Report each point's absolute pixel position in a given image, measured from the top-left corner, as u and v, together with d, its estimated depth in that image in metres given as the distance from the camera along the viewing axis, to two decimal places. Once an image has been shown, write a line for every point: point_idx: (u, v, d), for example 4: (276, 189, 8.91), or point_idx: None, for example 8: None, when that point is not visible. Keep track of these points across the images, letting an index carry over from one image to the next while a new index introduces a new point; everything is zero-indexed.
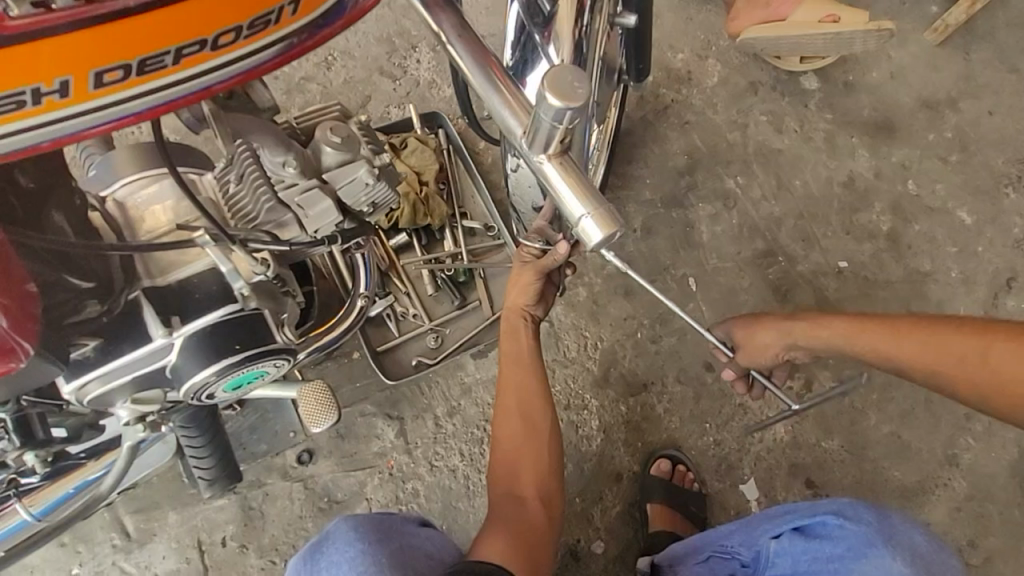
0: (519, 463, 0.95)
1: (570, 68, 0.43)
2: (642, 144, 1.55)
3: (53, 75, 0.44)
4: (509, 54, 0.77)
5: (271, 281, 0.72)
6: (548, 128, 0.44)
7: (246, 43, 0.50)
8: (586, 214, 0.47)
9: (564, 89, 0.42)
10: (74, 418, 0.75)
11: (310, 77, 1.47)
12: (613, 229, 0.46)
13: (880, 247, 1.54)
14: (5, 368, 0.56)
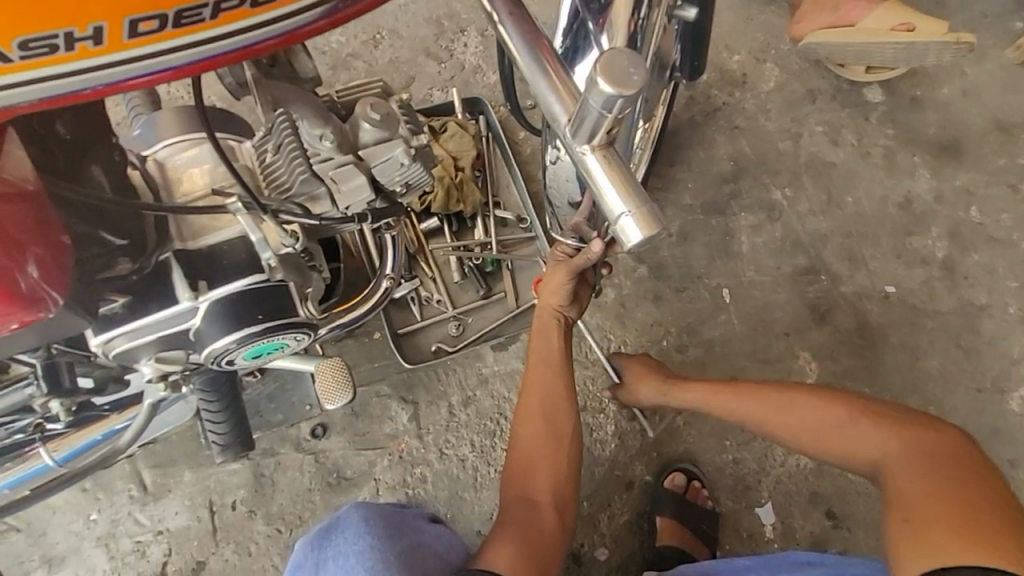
0: (536, 464, 0.92)
1: (626, 53, 0.41)
2: (687, 146, 1.49)
3: (87, 20, 0.44)
4: (560, 40, 0.75)
5: (298, 254, 0.72)
6: (596, 116, 0.43)
7: (282, 4, 0.49)
8: (627, 212, 0.44)
9: (618, 75, 0.40)
10: (100, 370, 0.76)
11: (357, 54, 1.46)
12: (654, 229, 0.43)
13: (933, 274, 1.45)
14: (31, 317, 0.56)
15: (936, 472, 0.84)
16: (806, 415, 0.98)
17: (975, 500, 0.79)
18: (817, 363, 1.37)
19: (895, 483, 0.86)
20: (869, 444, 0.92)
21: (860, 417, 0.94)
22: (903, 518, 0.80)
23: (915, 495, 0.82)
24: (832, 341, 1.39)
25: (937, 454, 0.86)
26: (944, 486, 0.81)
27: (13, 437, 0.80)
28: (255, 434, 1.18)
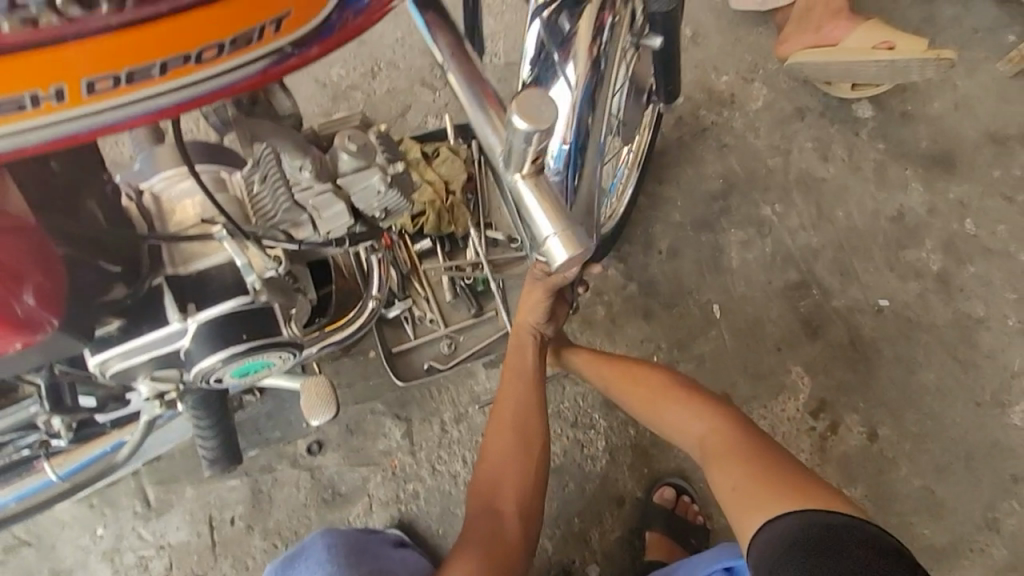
0: (505, 478, 0.97)
1: (539, 94, 0.49)
2: (676, 164, 1.52)
3: (47, 82, 0.44)
4: (527, 69, 0.75)
5: (283, 277, 0.77)
6: (521, 147, 0.51)
7: (235, 58, 0.49)
8: (552, 234, 0.57)
9: (532, 113, 0.48)
10: (102, 391, 0.79)
11: (355, 86, 1.54)
12: (575, 248, 0.56)
13: (927, 287, 1.45)
14: (24, 340, 0.61)
15: (742, 434, 0.97)
16: (631, 400, 1.09)
17: (772, 454, 0.93)
18: (810, 378, 1.37)
19: (714, 447, 0.98)
20: (686, 419, 1.03)
21: (678, 393, 1.05)
22: (732, 483, 0.91)
23: (730, 456, 0.94)
24: (825, 356, 1.38)
25: (737, 418, 1.00)
26: (745, 445, 0.95)
27: (20, 452, 0.84)
28: (252, 451, 1.22)
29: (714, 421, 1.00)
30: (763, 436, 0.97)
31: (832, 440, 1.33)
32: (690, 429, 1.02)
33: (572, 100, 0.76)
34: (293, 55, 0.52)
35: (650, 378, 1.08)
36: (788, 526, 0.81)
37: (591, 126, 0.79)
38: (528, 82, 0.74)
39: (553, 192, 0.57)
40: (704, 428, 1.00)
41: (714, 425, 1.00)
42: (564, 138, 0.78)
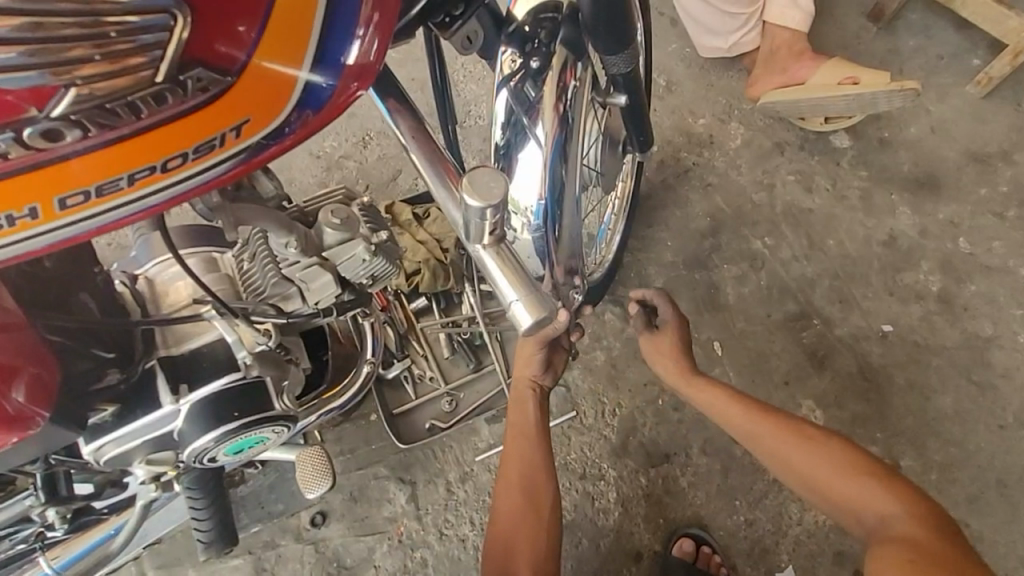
0: (516, 540, 0.92)
1: (489, 171, 0.52)
2: (662, 207, 1.55)
3: (22, 202, 0.46)
4: (498, 134, 0.79)
5: (275, 350, 0.77)
6: (478, 222, 0.53)
7: (196, 164, 0.50)
8: (518, 298, 0.57)
9: (482, 190, 0.51)
10: (98, 477, 0.81)
11: (348, 156, 1.61)
12: (539, 311, 0.56)
13: (931, 309, 1.43)
14: (7, 437, 0.62)
15: (931, 526, 0.78)
16: (776, 447, 0.92)
17: (961, 557, 0.75)
18: (822, 411, 1.33)
19: (887, 533, 0.80)
20: (851, 489, 0.85)
21: (850, 457, 0.87)
22: (891, 566, 0.75)
23: (905, 544, 0.76)
24: (835, 387, 1.35)
25: (927, 505, 0.81)
26: (936, 539, 0.77)
27: (14, 547, 0.83)
28: (255, 527, 1.19)
29: (896, 506, 0.81)
30: (950, 530, 0.79)
31: None
32: (857, 504, 0.84)
33: (544, 157, 0.80)
34: (259, 151, 0.52)
35: (811, 431, 0.92)
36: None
37: (564, 178, 0.84)
38: (499, 148, 0.80)
39: (514, 259, 0.57)
40: (878, 512, 0.82)
41: (894, 509, 0.81)
42: (542, 193, 0.82)
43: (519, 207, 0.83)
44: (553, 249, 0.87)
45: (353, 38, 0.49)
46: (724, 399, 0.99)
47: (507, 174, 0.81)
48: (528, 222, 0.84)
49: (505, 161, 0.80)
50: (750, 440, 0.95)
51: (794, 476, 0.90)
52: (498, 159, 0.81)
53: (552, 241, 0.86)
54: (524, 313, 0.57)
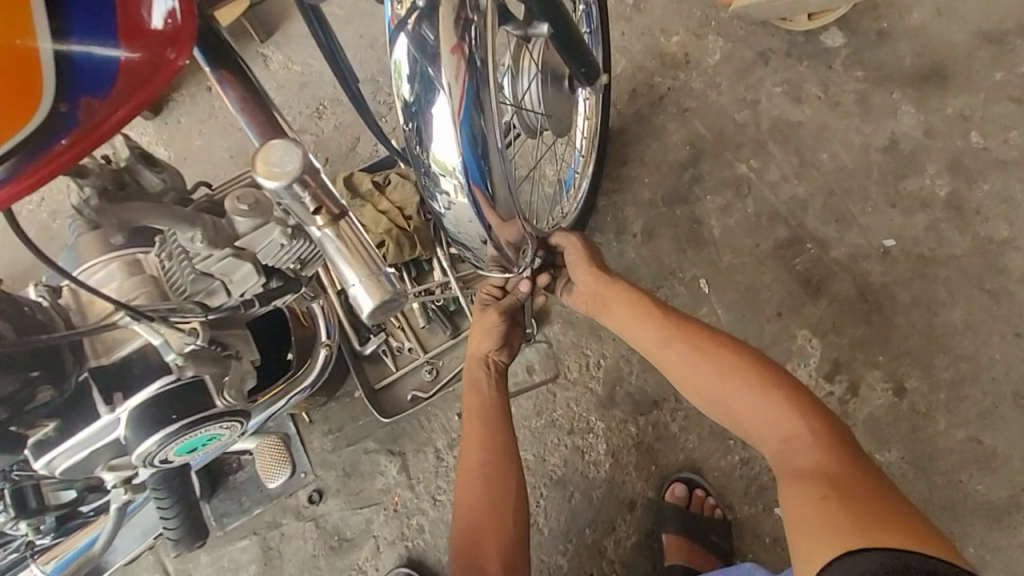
0: (473, 518, 0.93)
1: (283, 144, 0.48)
2: (637, 141, 1.43)
3: None
4: (407, 87, 0.73)
5: (210, 347, 0.76)
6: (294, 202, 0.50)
7: None
8: (359, 281, 0.53)
9: (275, 168, 0.47)
10: (80, 482, 0.82)
11: (304, 129, 1.54)
12: (383, 292, 0.52)
13: (938, 217, 1.31)
14: None
15: (836, 449, 0.79)
16: (692, 369, 0.89)
17: (869, 479, 0.75)
18: (820, 339, 1.25)
19: (794, 461, 0.80)
20: (763, 412, 0.84)
21: (762, 376, 0.86)
22: (811, 501, 0.74)
23: (815, 474, 0.77)
24: (832, 313, 1.26)
25: (830, 423, 0.82)
26: (843, 463, 0.77)
27: (8, 556, 0.87)
28: (257, 509, 1.23)
29: (804, 428, 0.81)
30: (855, 448, 0.80)
31: (854, 403, 1.20)
32: (768, 426, 0.84)
33: (457, 108, 0.73)
34: (45, 149, 0.51)
35: (723, 347, 0.89)
36: (893, 565, 0.65)
37: (487, 128, 0.76)
38: (411, 103, 0.74)
39: (359, 241, 0.53)
40: (785, 434, 0.82)
41: (802, 432, 0.81)
42: (464, 150, 0.75)
43: (446, 168, 0.77)
44: (491, 209, 0.81)
45: (99, 22, 0.50)
46: (634, 319, 0.95)
47: (424, 134, 0.75)
48: (460, 183, 0.78)
49: (419, 120, 0.74)
50: (663, 362, 0.92)
51: (703, 397, 0.89)
52: (411, 118, 0.75)
53: (488, 201, 0.80)
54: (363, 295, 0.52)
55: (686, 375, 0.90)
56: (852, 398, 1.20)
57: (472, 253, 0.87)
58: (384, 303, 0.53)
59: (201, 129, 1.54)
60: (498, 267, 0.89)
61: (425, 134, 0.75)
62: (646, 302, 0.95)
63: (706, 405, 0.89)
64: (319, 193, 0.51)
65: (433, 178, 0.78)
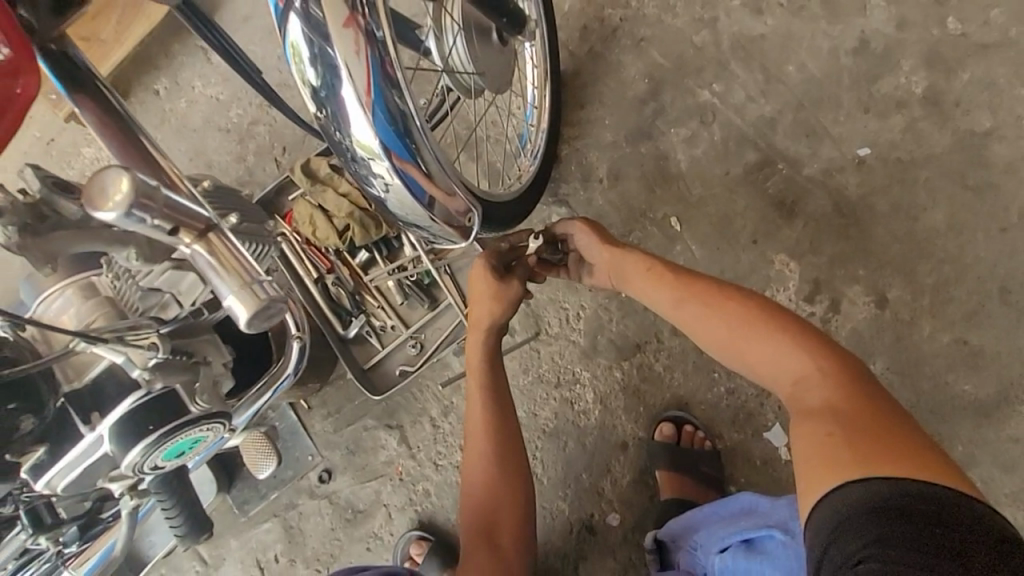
0: (488, 486, 0.98)
1: (106, 172, 0.53)
2: (593, 81, 1.37)
3: None
4: (311, 72, 0.71)
5: (175, 357, 0.77)
6: (140, 225, 0.57)
7: None
8: (233, 295, 0.62)
9: (100, 197, 0.53)
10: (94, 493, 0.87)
11: (257, 120, 1.52)
12: (253, 302, 0.62)
13: (915, 116, 1.24)
14: None
15: (846, 386, 0.77)
16: (702, 321, 0.90)
17: (879, 415, 0.73)
18: (798, 262, 1.22)
19: (802, 399, 0.79)
20: (772, 355, 0.84)
21: (769, 321, 0.85)
22: (813, 438, 0.73)
23: (820, 410, 0.76)
24: (809, 233, 1.23)
25: (843, 362, 0.80)
26: (851, 399, 0.75)
27: (42, 566, 0.93)
28: (273, 494, 1.30)
29: (813, 367, 0.80)
30: (869, 385, 0.78)
31: (837, 320, 1.19)
32: (776, 368, 0.83)
33: (364, 87, 0.71)
34: None
35: (730, 298, 0.89)
36: (888, 492, 0.63)
37: (402, 100, 0.74)
38: (319, 89, 0.72)
39: (227, 253, 0.63)
40: (794, 374, 0.81)
41: (811, 371, 0.80)
42: (383, 128, 0.74)
43: (371, 151, 0.75)
44: (430, 183, 0.80)
45: None
46: (645, 284, 0.96)
47: (340, 118, 0.73)
48: (388, 163, 0.76)
49: (332, 105, 0.73)
50: (675, 316, 0.93)
51: (712, 342, 0.89)
52: (323, 104, 0.73)
53: (424, 175, 0.79)
54: (239, 308, 0.62)
55: (697, 326, 0.90)
56: (835, 315, 1.19)
57: (426, 229, 0.86)
58: (258, 311, 0.63)
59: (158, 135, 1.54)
60: (462, 236, 0.87)
61: (341, 119, 0.73)
62: (657, 265, 0.96)
63: (720, 353, 0.89)
64: (166, 214, 0.58)
65: (362, 163, 0.77)
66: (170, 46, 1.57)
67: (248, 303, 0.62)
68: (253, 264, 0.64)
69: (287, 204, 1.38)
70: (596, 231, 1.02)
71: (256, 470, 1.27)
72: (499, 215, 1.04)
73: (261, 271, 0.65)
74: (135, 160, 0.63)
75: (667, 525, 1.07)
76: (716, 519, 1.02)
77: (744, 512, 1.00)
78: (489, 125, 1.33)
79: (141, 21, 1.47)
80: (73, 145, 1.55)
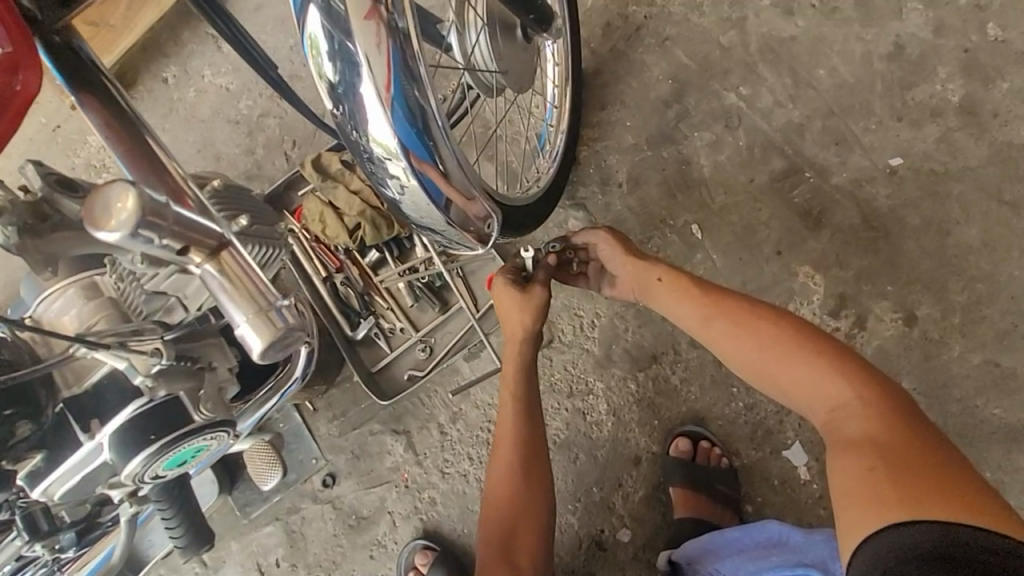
0: (504, 508, 0.95)
1: (114, 187, 0.50)
2: (615, 80, 1.32)
3: None
4: (329, 66, 0.67)
5: (178, 363, 0.75)
6: (146, 243, 0.53)
7: None
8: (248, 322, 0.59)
9: (104, 215, 0.50)
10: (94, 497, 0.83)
11: (267, 112, 1.48)
12: (270, 332, 0.58)
13: (950, 126, 1.20)
14: None
15: (886, 414, 0.73)
16: (733, 340, 0.87)
17: (927, 450, 0.69)
18: (823, 275, 1.18)
19: (839, 427, 0.75)
20: (805, 379, 0.80)
21: (803, 343, 0.81)
22: (853, 473, 0.70)
23: (858, 440, 0.72)
24: (836, 245, 1.18)
25: (882, 388, 0.76)
26: (892, 429, 0.71)
27: (38, 570, 0.90)
28: (276, 496, 1.27)
29: (851, 395, 0.76)
30: (913, 415, 0.74)
31: (862, 336, 1.14)
32: (810, 394, 0.79)
33: (384, 82, 0.67)
34: None
35: (761, 318, 0.86)
36: (935, 537, 0.60)
37: (423, 96, 0.71)
38: (337, 84, 0.68)
39: (243, 276, 0.59)
40: (830, 402, 0.78)
41: (848, 399, 0.76)
42: (402, 127, 0.70)
43: (388, 151, 0.71)
44: (447, 185, 0.76)
45: None
46: (673, 300, 0.93)
47: (357, 116, 0.69)
48: (406, 164, 0.72)
49: (350, 101, 0.68)
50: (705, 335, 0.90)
51: (743, 364, 0.86)
52: (340, 100, 0.69)
53: (442, 176, 0.75)
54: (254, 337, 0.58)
55: (728, 347, 0.87)
56: (860, 331, 1.14)
57: (442, 234, 0.82)
58: (274, 341, 0.59)
59: (166, 124, 1.51)
60: (476, 242, 0.84)
61: (358, 116, 0.69)
62: (685, 280, 0.93)
63: (750, 375, 0.86)
64: (179, 232, 0.54)
65: (378, 163, 0.73)
66: (180, 33, 1.53)
67: (264, 332, 0.58)
68: (270, 287, 0.60)
69: (296, 200, 1.34)
70: (616, 239, 0.99)
71: (260, 482, 1.25)
72: (517, 219, 1.00)
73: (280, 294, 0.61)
74: (141, 165, 0.60)
75: (684, 547, 1.04)
76: (740, 548, 1.00)
77: (771, 542, 0.98)
78: (506, 124, 1.29)
79: (151, 9, 1.42)
80: (79, 131, 1.52)
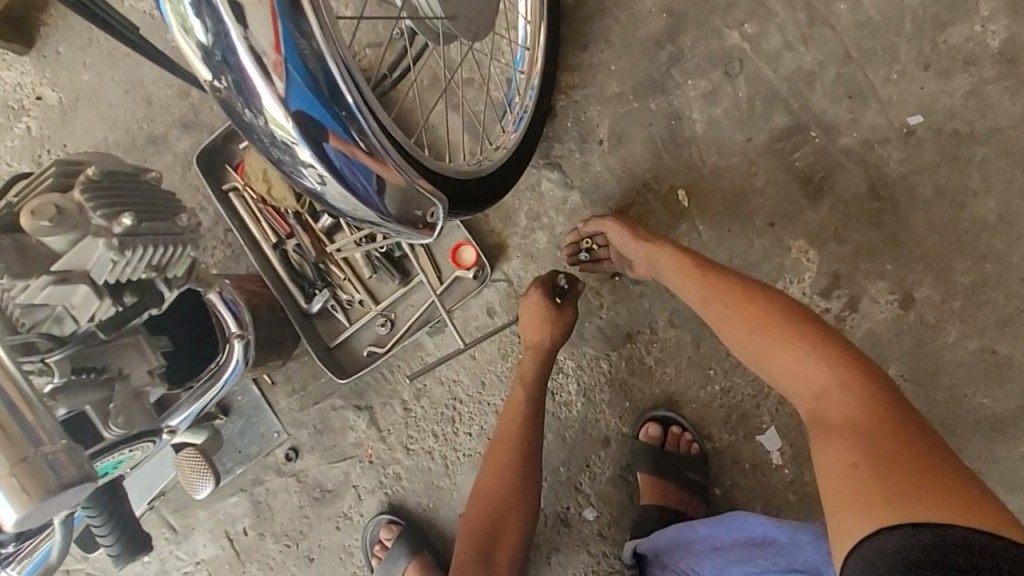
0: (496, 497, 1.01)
1: None
2: (600, 14, 1.12)
3: None
4: (198, 26, 0.54)
5: (80, 376, 0.67)
6: None
7: None
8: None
9: None
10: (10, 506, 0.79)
11: None
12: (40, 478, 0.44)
13: (984, 78, 1.03)
14: None
15: (871, 401, 0.70)
16: (725, 325, 0.84)
17: (915, 440, 0.67)
18: (818, 250, 1.07)
19: (823, 413, 0.72)
20: (793, 364, 0.76)
21: (793, 326, 0.78)
22: (833, 465, 0.68)
23: (845, 429, 0.69)
24: (835, 217, 1.06)
25: (868, 372, 0.73)
26: (879, 420, 0.68)
27: None
28: (239, 469, 1.24)
29: (837, 381, 0.73)
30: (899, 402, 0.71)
31: (853, 319, 1.06)
32: (796, 378, 0.76)
33: (270, 43, 0.54)
34: None
35: (752, 300, 0.82)
36: (929, 543, 0.58)
37: (326, 56, 0.57)
38: (213, 49, 0.54)
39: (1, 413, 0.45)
40: (816, 387, 0.74)
41: (832, 385, 0.73)
42: (302, 96, 0.56)
43: (290, 132, 0.57)
44: (380, 165, 0.63)
45: None
46: (673, 273, 0.93)
47: (245, 90, 0.55)
48: (317, 144, 0.59)
49: (231, 70, 0.54)
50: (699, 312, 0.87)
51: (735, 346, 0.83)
52: (220, 70, 0.55)
53: (369, 156, 0.62)
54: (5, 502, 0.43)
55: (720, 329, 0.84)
56: (851, 313, 1.06)
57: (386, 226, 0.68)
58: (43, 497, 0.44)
59: (86, 59, 1.30)
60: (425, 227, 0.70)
61: (245, 89, 0.55)
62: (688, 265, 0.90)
63: (741, 356, 0.83)
64: None
65: (284, 149, 0.59)
66: None
67: (25, 491, 0.44)
68: (45, 426, 0.47)
69: (239, 153, 1.19)
70: (626, 225, 1.01)
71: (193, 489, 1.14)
72: (474, 195, 0.86)
73: (58, 434, 0.47)
74: None
75: (651, 541, 1.01)
76: (715, 544, 0.97)
77: (752, 540, 0.95)
78: (472, 69, 1.12)
79: None
80: None
